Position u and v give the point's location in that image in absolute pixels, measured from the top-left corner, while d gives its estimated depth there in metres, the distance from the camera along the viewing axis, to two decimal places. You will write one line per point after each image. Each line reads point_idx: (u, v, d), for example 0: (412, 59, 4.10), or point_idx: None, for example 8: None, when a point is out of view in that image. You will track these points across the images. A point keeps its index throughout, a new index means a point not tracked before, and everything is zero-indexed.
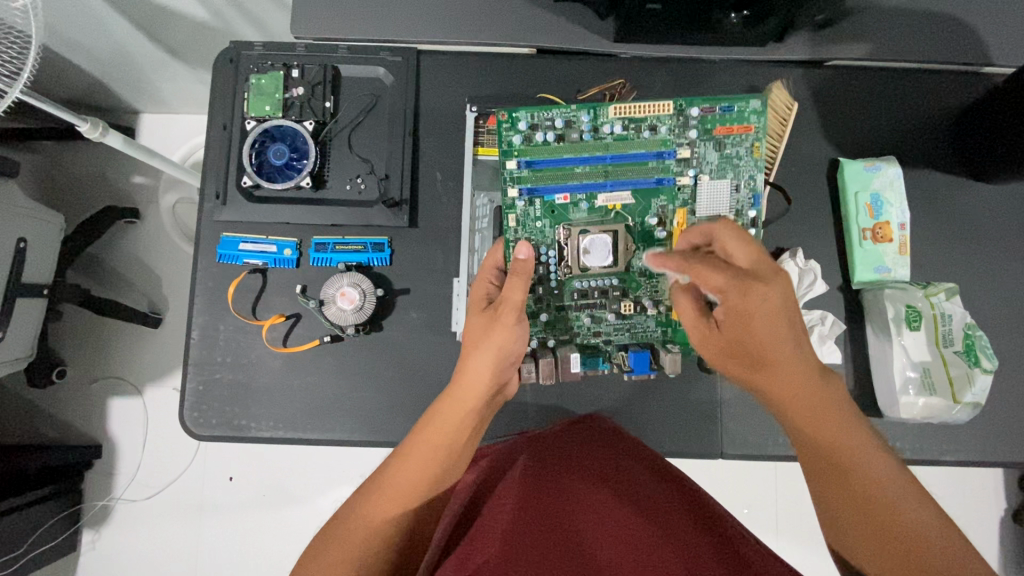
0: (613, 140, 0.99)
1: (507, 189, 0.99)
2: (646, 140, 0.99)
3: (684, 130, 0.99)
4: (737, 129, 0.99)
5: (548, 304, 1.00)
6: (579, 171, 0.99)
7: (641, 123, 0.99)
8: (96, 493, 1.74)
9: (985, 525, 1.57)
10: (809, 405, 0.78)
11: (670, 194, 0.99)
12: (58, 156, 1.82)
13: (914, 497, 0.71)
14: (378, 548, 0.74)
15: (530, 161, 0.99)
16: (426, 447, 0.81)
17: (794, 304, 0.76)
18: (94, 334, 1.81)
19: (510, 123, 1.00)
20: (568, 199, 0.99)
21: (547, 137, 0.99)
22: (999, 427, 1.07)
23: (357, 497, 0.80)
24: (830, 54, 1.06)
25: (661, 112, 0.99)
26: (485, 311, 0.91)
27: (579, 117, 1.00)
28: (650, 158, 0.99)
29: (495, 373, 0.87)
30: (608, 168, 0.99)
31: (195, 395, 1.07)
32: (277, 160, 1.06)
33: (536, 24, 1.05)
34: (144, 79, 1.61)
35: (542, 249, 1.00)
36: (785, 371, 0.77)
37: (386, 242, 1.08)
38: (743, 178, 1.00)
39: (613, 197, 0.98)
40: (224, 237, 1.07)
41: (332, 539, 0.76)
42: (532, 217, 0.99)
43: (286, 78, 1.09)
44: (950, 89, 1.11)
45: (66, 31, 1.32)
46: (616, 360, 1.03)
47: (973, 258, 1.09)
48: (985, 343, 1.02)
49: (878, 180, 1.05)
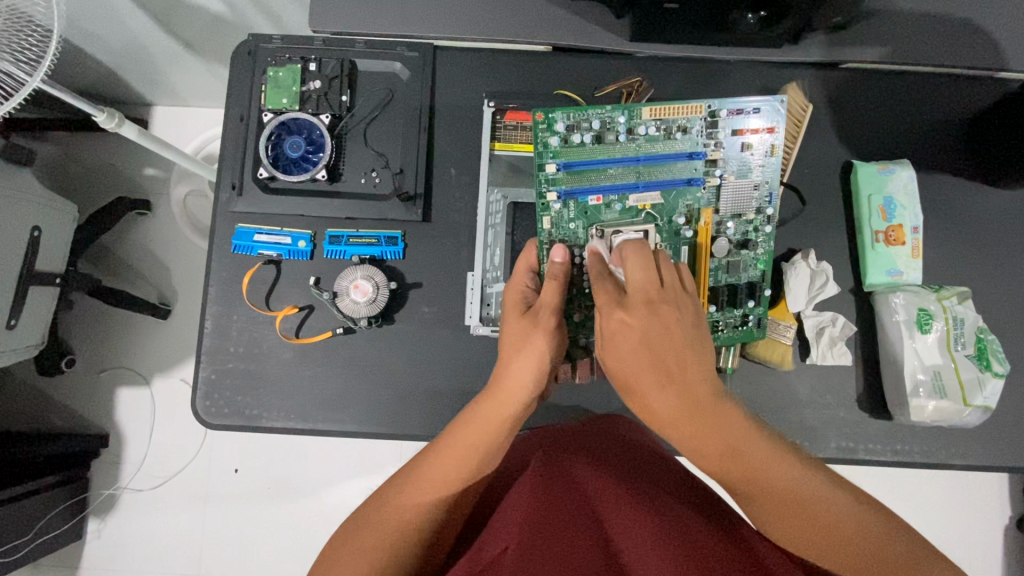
0: (645, 141, 1.00)
1: (545, 192, 0.99)
2: (676, 142, 1.00)
3: (713, 131, 1.00)
4: (761, 131, 1.00)
5: (579, 304, 0.99)
6: (611, 172, 0.99)
7: (673, 125, 1.00)
8: (103, 482, 1.75)
9: (989, 533, 1.56)
10: (714, 437, 0.78)
11: (696, 195, 1.00)
12: (72, 147, 1.84)
13: (833, 492, 0.75)
14: (409, 540, 0.77)
15: (566, 162, 0.99)
16: (464, 446, 0.82)
17: (673, 340, 0.80)
18: (104, 324, 1.82)
19: (546, 125, 0.99)
20: (600, 200, 0.99)
21: (584, 139, 0.99)
22: (1007, 432, 1.06)
23: (393, 486, 0.83)
24: (844, 56, 1.06)
25: (693, 113, 1.00)
26: (524, 316, 0.90)
27: (614, 119, 1.00)
28: (681, 159, 1.00)
29: (538, 378, 0.87)
30: (640, 169, 1.00)
31: (208, 384, 1.07)
32: (294, 152, 1.08)
33: (553, 22, 1.06)
34: (158, 72, 1.63)
35: (575, 250, 0.99)
36: (651, 396, 0.80)
37: (400, 236, 1.09)
38: (763, 177, 1.01)
39: (644, 197, 0.99)
40: (239, 227, 1.08)
41: (366, 526, 0.79)
42: (566, 218, 0.99)
43: (303, 70, 1.09)
44: (964, 95, 1.11)
45: (85, 22, 1.33)
46: None
47: (984, 262, 1.09)
48: (996, 346, 1.03)
49: (892, 182, 1.05)
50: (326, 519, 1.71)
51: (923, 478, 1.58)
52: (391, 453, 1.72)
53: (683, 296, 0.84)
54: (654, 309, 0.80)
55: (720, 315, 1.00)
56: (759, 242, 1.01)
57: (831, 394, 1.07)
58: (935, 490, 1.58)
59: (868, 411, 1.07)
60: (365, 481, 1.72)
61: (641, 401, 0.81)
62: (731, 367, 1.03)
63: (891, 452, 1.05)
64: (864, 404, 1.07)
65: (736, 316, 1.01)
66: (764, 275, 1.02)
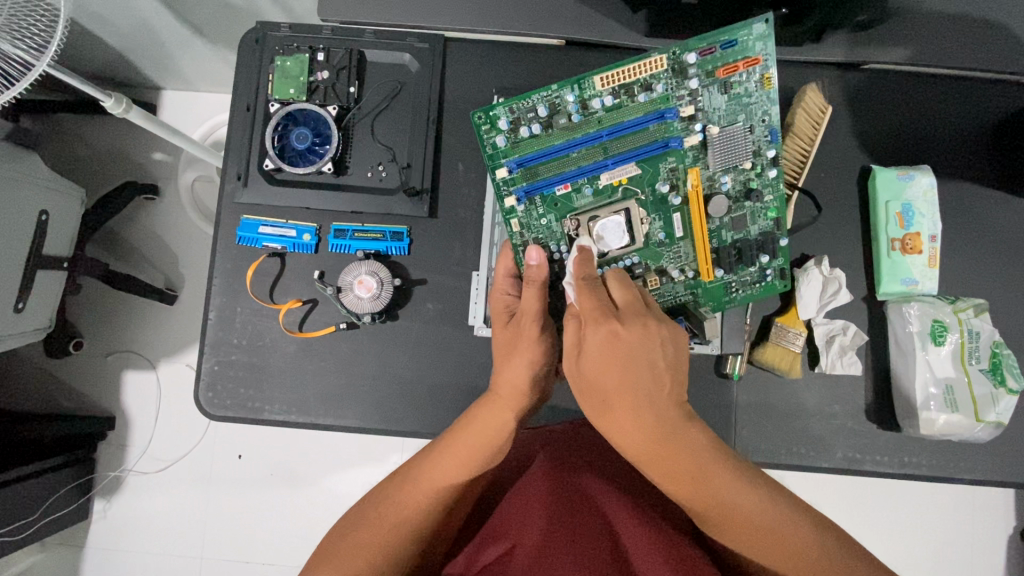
0: (605, 114, 0.95)
1: (506, 199, 0.97)
2: (642, 104, 0.95)
3: (683, 81, 0.94)
4: (743, 65, 0.92)
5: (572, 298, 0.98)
6: (576, 156, 0.96)
7: (633, 86, 0.94)
8: (109, 464, 1.77)
9: (991, 544, 1.55)
10: (675, 454, 0.79)
11: (679, 155, 0.95)
12: (80, 130, 1.84)
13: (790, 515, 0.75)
14: (405, 539, 0.77)
15: (519, 160, 0.96)
16: (463, 450, 0.82)
17: (659, 360, 0.82)
18: (112, 308, 1.83)
19: (489, 124, 0.96)
20: (569, 188, 0.96)
21: (533, 130, 0.95)
22: (1019, 448, 1.04)
23: (390, 484, 0.83)
24: (867, 56, 1.02)
25: (654, 69, 0.93)
26: (508, 326, 0.92)
27: (563, 98, 0.95)
28: (651, 122, 0.94)
29: (530, 384, 0.87)
30: (606, 144, 0.95)
31: (211, 375, 1.07)
32: (300, 144, 1.06)
33: (567, 14, 1.03)
34: (167, 56, 1.61)
35: (552, 245, 0.98)
36: (625, 416, 0.81)
37: (405, 231, 1.07)
38: (756, 117, 0.94)
39: (617, 173, 0.95)
40: (244, 219, 1.07)
41: (362, 524, 0.79)
42: (535, 215, 0.97)
43: (311, 60, 1.08)
44: (989, 99, 1.08)
45: (94, 5, 1.32)
46: None
47: (1002, 274, 1.06)
48: (1013, 362, 1.00)
49: (911, 189, 1.02)
50: (325, 508, 1.72)
51: (927, 485, 1.57)
52: (392, 443, 1.73)
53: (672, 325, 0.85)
54: (641, 323, 0.82)
55: (733, 276, 0.97)
56: (766, 189, 0.95)
57: (838, 404, 1.05)
58: (938, 499, 1.57)
59: (876, 422, 1.05)
60: (366, 470, 1.73)
61: (613, 419, 0.81)
62: (737, 372, 1.02)
63: (897, 465, 1.03)
64: (873, 414, 1.05)
65: (752, 274, 0.98)
66: (777, 224, 0.96)
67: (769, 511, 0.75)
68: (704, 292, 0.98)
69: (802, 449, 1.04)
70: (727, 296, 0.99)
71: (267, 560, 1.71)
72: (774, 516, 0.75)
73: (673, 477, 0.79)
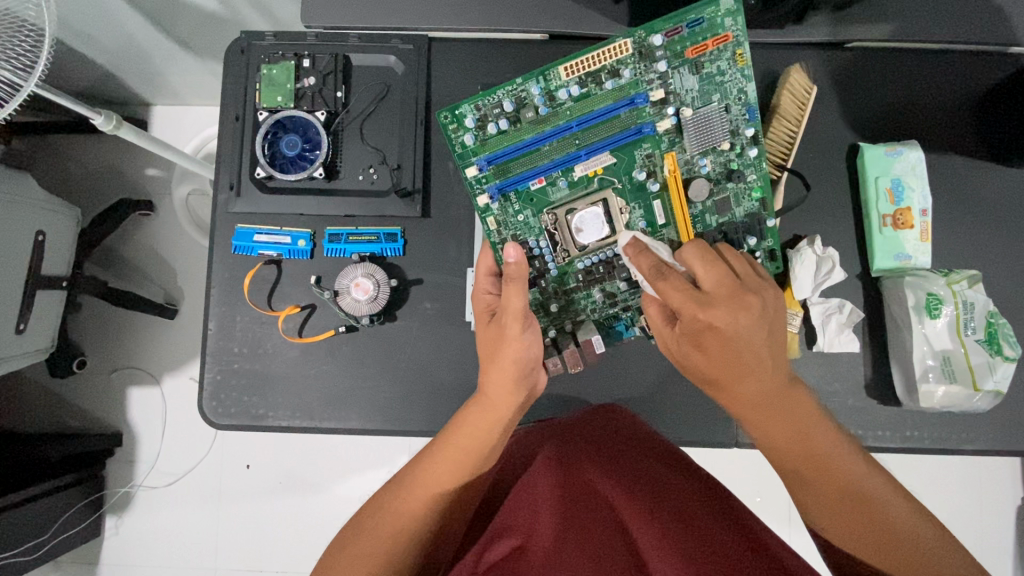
0: (574, 104, 0.96)
1: (478, 197, 0.98)
2: (610, 91, 0.95)
3: (651, 66, 0.94)
4: (712, 44, 0.93)
5: (554, 292, 1.00)
6: (547, 149, 0.97)
7: (600, 74, 0.95)
8: (119, 480, 1.78)
9: (1001, 516, 1.56)
10: (783, 414, 0.81)
11: (653, 141, 0.96)
12: (74, 150, 1.85)
13: (883, 488, 0.77)
14: (404, 546, 0.78)
15: (490, 157, 0.97)
16: (456, 452, 0.84)
17: (761, 331, 0.81)
18: (114, 326, 1.84)
19: (456, 123, 0.98)
20: (543, 182, 0.97)
21: (501, 126, 0.96)
22: (1019, 416, 1.05)
23: (386, 493, 0.84)
24: (849, 35, 1.03)
25: (620, 54, 0.94)
26: (491, 324, 0.91)
27: (529, 92, 0.96)
28: (621, 109, 0.95)
29: (518, 384, 0.87)
30: (577, 135, 0.96)
31: (213, 385, 1.08)
32: (291, 151, 1.07)
33: (548, 8, 1.04)
34: (155, 70, 1.62)
35: (531, 241, 0.99)
36: (735, 393, 0.82)
37: (399, 232, 1.08)
38: (732, 96, 0.95)
39: (591, 164, 0.96)
40: (239, 228, 1.08)
41: (360, 533, 0.80)
42: (511, 212, 0.99)
43: (297, 67, 1.08)
44: (974, 71, 1.08)
45: (82, 24, 1.33)
46: (637, 322, 1.02)
47: (994, 244, 1.07)
48: (1008, 330, 1.00)
49: (899, 165, 1.03)
50: (336, 514, 1.73)
51: (935, 461, 1.58)
52: (401, 447, 1.74)
53: (770, 288, 0.85)
54: (735, 303, 0.80)
55: None
56: (747, 169, 0.96)
57: (838, 381, 1.06)
58: (946, 474, 1.57)
59: (877, 397, 1.05)
60: (375, 474, 1.74)
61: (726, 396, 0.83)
62: None
63: (899, 438, 1.03)
64: (873, 390, 1.06)
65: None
66: (763, 205, 0.97)
67: (865, 482, 0.77)
68: None
69: None
70: None
71: (281, 567, 1.71)
72: (870, 492, 0.77)
73: (778, 440, 0.81)
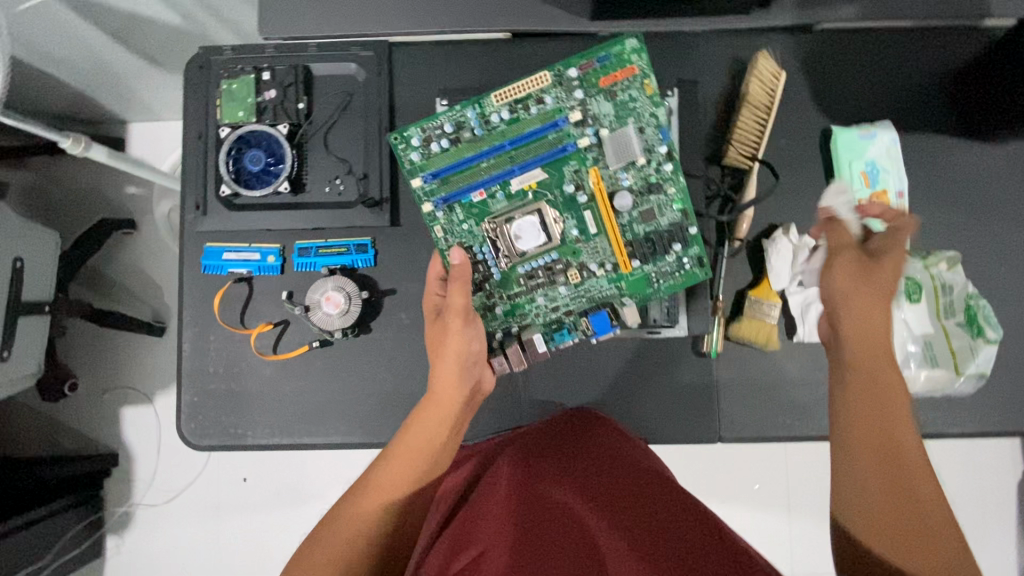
0: (507, 126, 0.98)
1: (425, 206, 0.98)
2: (538, 115, 0.97)
3: (570, 93, 0.98)
4: (622, 74, 0.97)
5: (501, 295, 0.98)
6: (486, 164, 0.97)
7: (527, 101, 0.98)
8: (117, 500, 1.78)
9: (1002, 494, 1.54)
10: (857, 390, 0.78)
11: (579, 158, 0.97)
12: (53, 172, 1.84)
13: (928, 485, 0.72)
14: (360, 551, 0.77)
15: (434, 172, 0.98)
16: (410, 447, 0.84)
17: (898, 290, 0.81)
18: (103, 347, 1.84)
19: (404, 144, 0.99)
20: (483, 194, 0.97)
21: (443, 145, 0.97)
22: (1008, 396, 1.03)
23: (345, 500, 0.83)
24: (816, 17, 1.01)
25: (540, 84, 0.98)
26: (436, 322, 0.93)
27: (466, 116, 0.98)
28: (547, 130, 0.97)
29: (462, 378, 0.87)
30: (511, 153, 0.97)
31: (191, 406, 1.08)
32: (255, 166, 1.05)
33: (507, 7, 1.02)
34: (126, 88, 1.60)
35: (475, 249, 0.98)
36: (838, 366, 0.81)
37: (369, 242, 1.07)
38: (646, 119, 0.97)
39: (525, 177, 0.96)
40: (207, 247, 1.07)
41: (317, 545, 0.78)
42: (456, 221, 0.98)
43: (257, 81, 1.06)
44: (948, 47, 1.06)
45: (46, 46, 1.32)
46: (581, 328, 0.99)
47: (975, 222, 1.05)
48: (989, 312, 0.98)
49: (873, 148, 1.02)
50: None
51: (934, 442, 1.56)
52: None
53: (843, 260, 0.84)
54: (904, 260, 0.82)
55: (651, 268, 0.96)
56: (667, 182, 0.96)
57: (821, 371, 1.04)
58: (946, 455, 1.56)
59: None
60: None
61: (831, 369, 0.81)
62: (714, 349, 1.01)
63: None
64: None
65: (671, 262, 0.97)
66: (685, 215, 0.96)
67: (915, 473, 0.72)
68: (628, 286, 0.98)
69: (787, 420, 1.04)
70: (650, 288, 0.97)
71: None
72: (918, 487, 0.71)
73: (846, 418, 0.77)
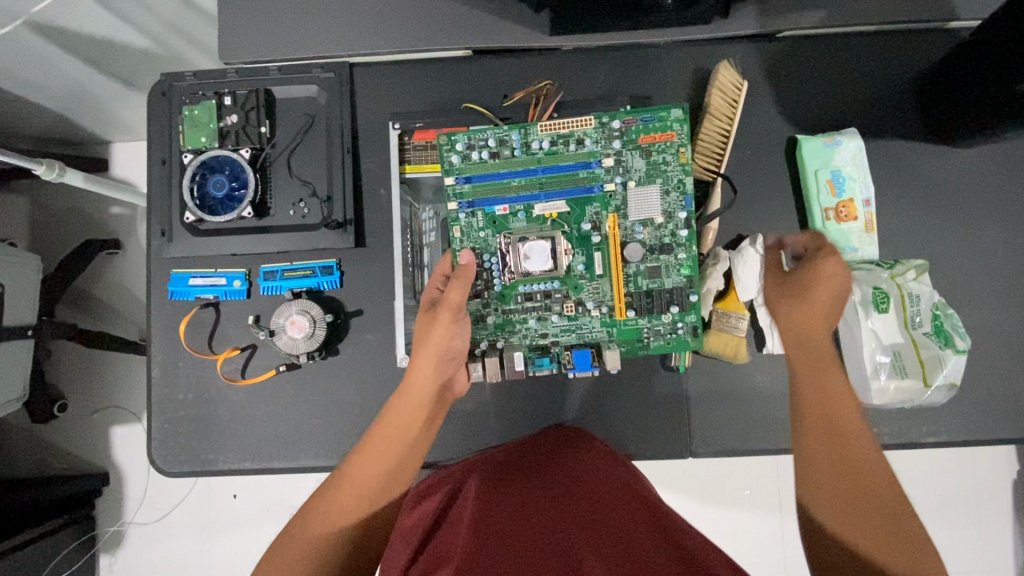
0: (543, 155, 0.98)
1: (449, 204, 0.99)
2: (573, 153, 0.98)
3: (608, 142, 0.97)
4: (661, 137, 0.96)
5: (494, 306, 0.98)
6: (516, 184, 0.98)
7: (567, 138, 0.98)
8: (108, 519, 1.79)
9: (995, 497, 1.52)
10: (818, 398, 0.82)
11: (602, 201, 0.97)
12: (38, 194, 1.85)
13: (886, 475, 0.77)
14: (330, 549, 0.78)
15: (468, 177, 0.98)
16: (388, 439, 0.88)
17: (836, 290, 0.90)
18: (91, 367, 1.84)
19: (448, 145, 0.98)
20: (507, 209, 0.98)
21: (482, 155, 0.98)
22: (982, 404, 1.02)
23: (319, 495, 0.85)
24: (777, 25, 1.00)
25: (583, 126, 0.97)
26: (427, 314, 0.94)
27: (511, 136, 0.98)
28: (578, 169, 0.97)
29: (438, 371, 0.91)
30: (541, 180, 0.98)
31: (162, 432, 1.08)
32: (218, 192, 1.05)
33: (466, 24, 1.01)
34: (105, 110, 1.61)
35: (485, 256, 0.98)
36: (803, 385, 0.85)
37: (334, 264, 1.06)
38: (674, 183, 0.97)
39: (548, 206, 0.97)
40: (173, 273, 1.07)
41: (289, 542, 0.79)
42: (475, 227, 0.99)
43: (218, 106, 1.07)
44: (914, 50, 1.04)
45: (20, 73, 1.32)
46: (561, 360, 0.98)
47: (946, 228, 1.04)
48: (955, 322, 0.98)
49: (839, 155, 1.00)
50: None
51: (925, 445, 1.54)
52: None
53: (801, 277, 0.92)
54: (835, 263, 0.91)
55: (646, 323, 0.97)
56: (680, 246, 0.96)
57: None
58: (937, 457, 1.54)
59: None
60: None
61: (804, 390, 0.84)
62: (681, 365, 1.00)
63: None
64: None
65: (666, 324, 0.97)
66: (690, 281, 0.96)
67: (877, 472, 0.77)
68: (618, 330, 0.98)
69: (758, 433, 1.03)
70: (640, 342, 0.98)
71: None
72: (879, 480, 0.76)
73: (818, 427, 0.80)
